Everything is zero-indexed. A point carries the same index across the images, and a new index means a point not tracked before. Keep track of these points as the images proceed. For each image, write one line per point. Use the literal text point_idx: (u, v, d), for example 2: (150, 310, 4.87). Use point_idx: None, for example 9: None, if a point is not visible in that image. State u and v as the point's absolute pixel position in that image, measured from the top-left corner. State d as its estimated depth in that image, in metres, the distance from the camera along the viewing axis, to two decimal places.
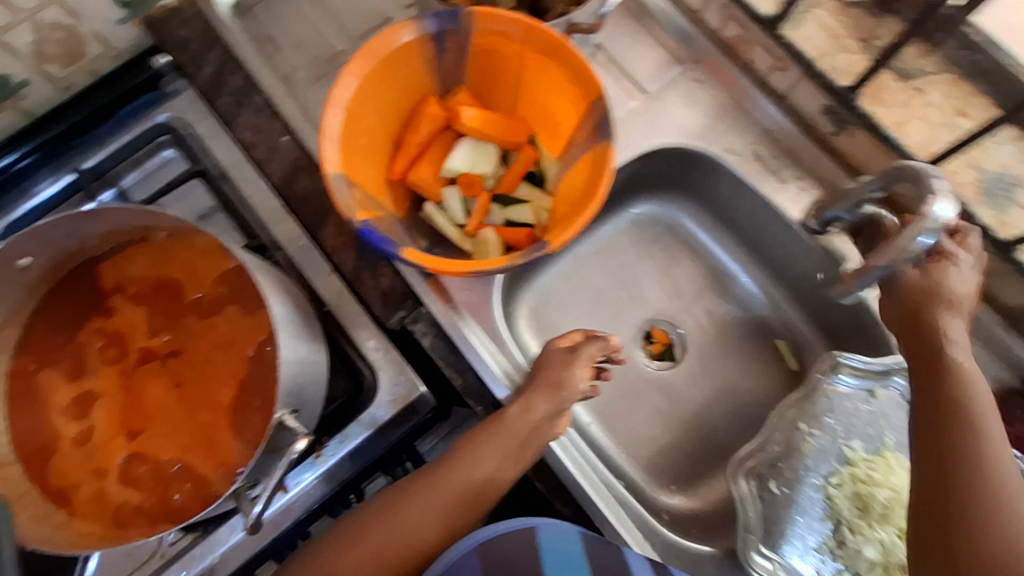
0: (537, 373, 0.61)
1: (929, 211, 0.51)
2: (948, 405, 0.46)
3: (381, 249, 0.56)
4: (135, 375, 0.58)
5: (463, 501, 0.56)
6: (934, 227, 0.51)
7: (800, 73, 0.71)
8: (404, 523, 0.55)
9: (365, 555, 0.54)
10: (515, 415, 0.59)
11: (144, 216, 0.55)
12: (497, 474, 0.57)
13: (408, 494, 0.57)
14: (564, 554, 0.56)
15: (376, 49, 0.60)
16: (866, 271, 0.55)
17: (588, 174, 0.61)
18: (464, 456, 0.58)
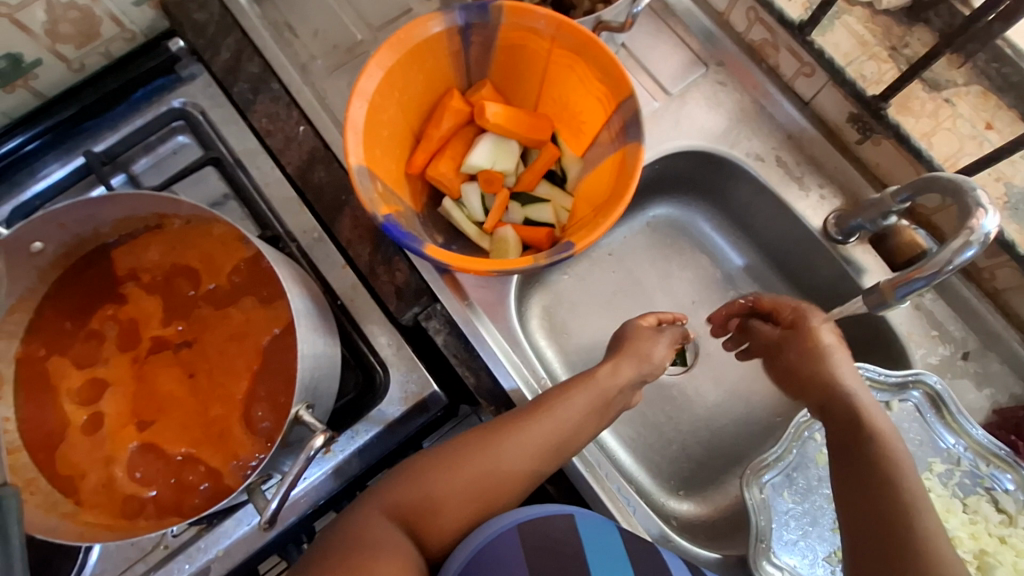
0: (627, 342, 0.68)
1: (976, 224, 0.50)
2: (861, 452, 0.55)
3: (403, 244, 0.54)
4: (147, 364, 0.56)
5: (555, 444, 0.60)
6: (980, 239, 0.50)
7: (826, 79, 0.69)
8: (503, 456, 0.58)
9: (465, 480, 0.56)
10: (606, 374, 0.64)
11: (163, 203, 0.54)
12: (585, 424, 0.62)
13: (506, 430, 0.59)
14: (603, 540, 0.57)
15: (403, 40, 0.58)
16: (905, 281, 0.54)
17: (615, 175, 0.60)
18: (559, 400, 0.62)
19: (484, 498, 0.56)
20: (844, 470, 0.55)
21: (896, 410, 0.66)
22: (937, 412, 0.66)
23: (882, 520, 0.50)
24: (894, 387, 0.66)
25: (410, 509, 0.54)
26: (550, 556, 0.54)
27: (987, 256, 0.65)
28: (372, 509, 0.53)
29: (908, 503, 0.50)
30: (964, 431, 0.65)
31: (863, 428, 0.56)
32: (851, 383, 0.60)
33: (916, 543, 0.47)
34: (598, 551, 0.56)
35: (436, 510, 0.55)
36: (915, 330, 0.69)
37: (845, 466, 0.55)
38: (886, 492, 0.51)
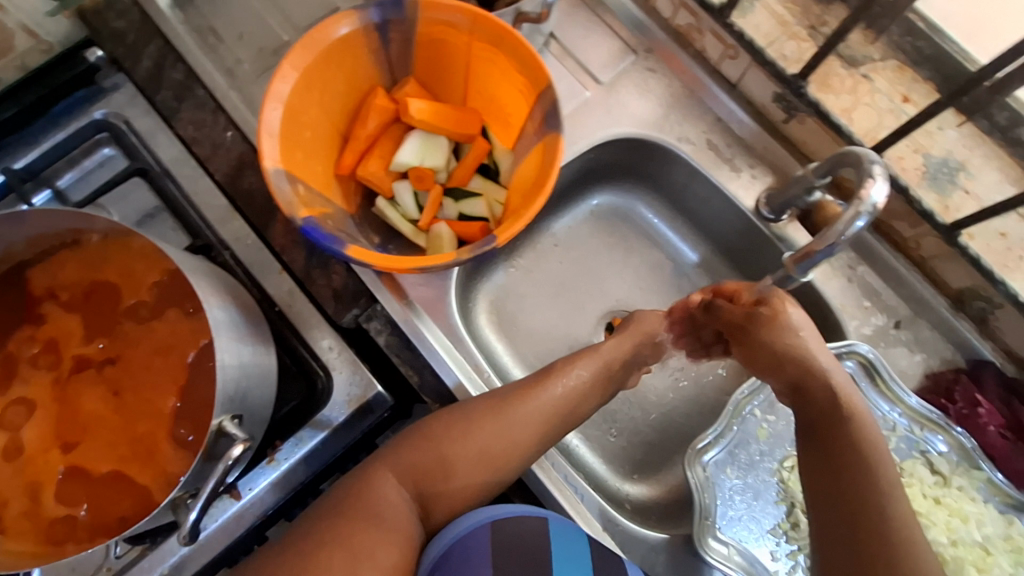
0: (633, 322, 0.70)
1: (865, 195, 0.50)
2: (834, 440, 0.55)
3: (325, 246, 0.55)
4: (69, 384, 0.55)
5: (562, 413, 0.61)
6: (869, 210, 0.50)
7: (750, 60, 0.70)
8: (513, 423, 0.58)
9: (479, 444, 0.57)
10: (612, 346, 0.66)
11: (75, 219, 0.53)
12: (589, 396, 0.64)
13: (517, 397, 0.60)
14: (570, 546, 0.56)
15: (317, 40, 0.57)
16: (807, 256, 0.54)
17: (539, 166, 0.60)
18: (566, 369, 0.63)
19: (495, 464, 0.57)
20: (821, 460, 0.55)
21: None
22: (872, 380, 0.67)
23: (856, 513, 0.50)
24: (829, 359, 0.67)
25: (420, 472, 0.55)
26: (520, 559, 0.52)
27: (911, 226, 0.67)
28: (383, 473, 0.55)
29: (881, 492, 0.50)
30: (900, 398, 0.66)
31: (835, 411, 0.56)
32: (824, 361, 0.59)
33: (889, 534, 0.48)
34: (564, 555, 0.55)
35: (448, 471, 0.56)
36: (848, 302, 0.70)
37: (820, 453, 0.55)
38: (859, 481, 0.51)
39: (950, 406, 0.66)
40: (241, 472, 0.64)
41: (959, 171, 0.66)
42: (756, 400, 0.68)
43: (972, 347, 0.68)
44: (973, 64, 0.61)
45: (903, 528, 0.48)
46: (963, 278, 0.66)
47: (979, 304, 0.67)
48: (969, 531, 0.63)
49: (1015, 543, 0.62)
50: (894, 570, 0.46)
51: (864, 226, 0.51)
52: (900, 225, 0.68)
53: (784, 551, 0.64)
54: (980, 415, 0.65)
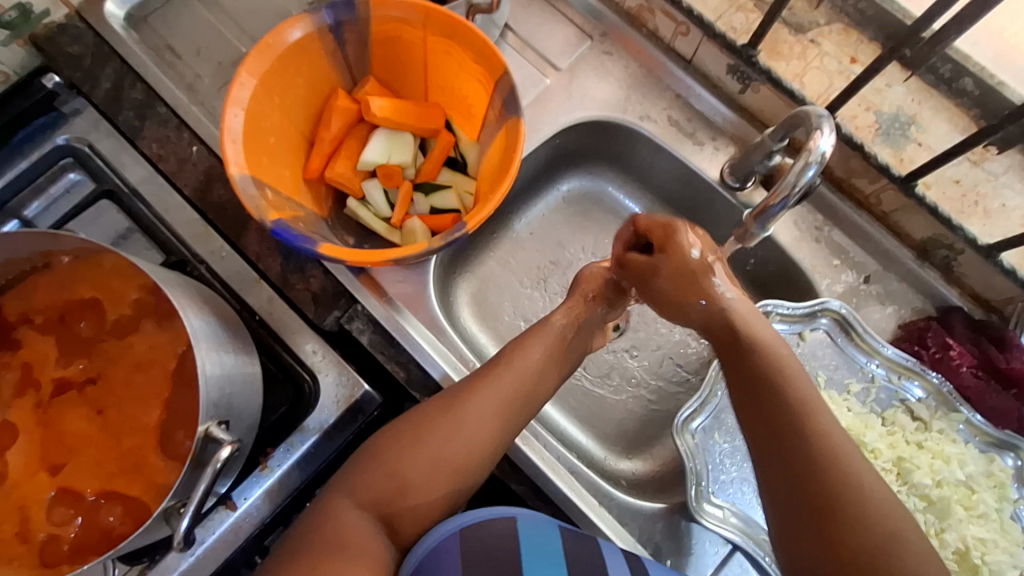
0: (581, 281, 0.68)
1: (813, 145, 0.52)
2: (771, 393, 0.50)
3: (296, 247, 0.55)
4: (51, 408, 0.55)
5: (520, 397, 0.59)
6: (818, 160, 0.52)
7: (701, 36, 0.71)
8: (466, 422, 0.56)
9: (432, 452, 0.55)
10: (560, 320, 0.65)
11: (44, 240, 0.53)
12: (546, 372, 0.62)
13: (468, 394, 0.58)
14: (544, 544, 0.53)
15: (271, 45, 0.58)
16: (765, 211, 0.56)
17: (503, 152, 0.61)
18: (517, 355, 0.62)
19: (454, 467, 0.55)
20: (759, 416, 0.50)
21: (809, 339, 0.69)
22: (847, 335, 0.68)
23: (801, 463, 0.46)
24: (804, 317, 0.68)
25: (379, 493, 0.53)
26: (486, 563, 0.50)
27: (871, 182, 0.69)
28: (344, 500, 0.52)
29: (824, 437, 0.47)
30: (876, 350, 0.68)
31: (761, 356, 0.52)
32: (730, 303, 0.56)
33: (840, 483, 0.45)
34: (537, 554, 0.51)
35: (404, 488, 0.53)
36: (818, 262, 0.72)
37: (758, 406, 0.50)
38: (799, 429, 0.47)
39: (923, 351, 0.68)
40: (234, 483, 0.64)
41: (911, 125, 0.68)
42: None
43: (940, 294, 0.70)
44: (910, 18, 0.66)
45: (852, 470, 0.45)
46: (924, 228, 0.68)
47: (943, 253, 0.68)
48: (952, 471, 0.63)
49: (997, 479, 0.62)
50: (841, 509, 0.44)
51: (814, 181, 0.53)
52: (861, 182, 0.70)
53: None
54: (952, 357, 0.67)
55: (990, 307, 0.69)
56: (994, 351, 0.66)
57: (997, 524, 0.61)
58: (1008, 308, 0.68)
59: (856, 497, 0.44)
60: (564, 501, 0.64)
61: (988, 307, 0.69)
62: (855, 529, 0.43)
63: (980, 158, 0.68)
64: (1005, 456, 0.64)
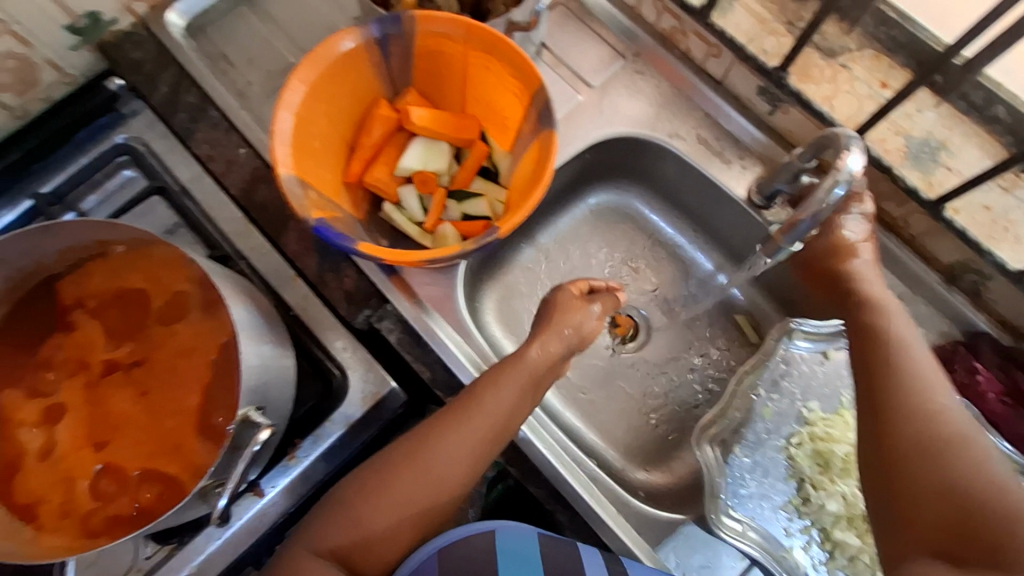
0: (555, 312, 0.62)
1: (842, 165, 0.54)
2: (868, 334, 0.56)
3: (336, 243, 0.58)
4: (100, 387, 0.58)
5: (489, 438, 0.57)
6: (846, 178, 0.53)
7: (733, 57, 0.73)
8: (432, 464, 0.56)
9: (396, 498, 0.55)
10: (536, 354, 0.60)
11: (102, 229, 0.56)
12: (517, 411, 0.59)
13: (432, 438, 0.57)
14: (522, 555, 0.57)
15: (322, 55, 0.62)
16: (792, 225, 0.58)
17: (535, 163, 0.64)
18: (482, 395, 0.58)
19: (421, 509, 0.55)
20: (857, 352, 0.56)
21: (834, 359, 0.69)
22: None
23: (874, 383, 0.51)
24: (829, 337, 0.68)
25: (340, 543, 0.53)
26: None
27: (899, 205, 0.69)
28: (303, 551, 0.53)
29: (903, 368, 0.51)
30: None
31: (864, 305, 0.59)
32: (866, 272, 0.62)
33: (908, 399, 0.48)
34: (514, 565, 0.56)
35: (365, 535, 0.54)
36: None
37: (859, 341, 0.56)
38: (885, 359, 0.52)
39: (952, 375, 0.66)
40: (263, 471, 0.67)
41: (940, 150, 0.68)
42: (760, 379, 0.69)
43: (968, 319, 0.70)
44: (941, 45, 0.65)
45: (921, 394, 0.48)
46: (953, 252, 0.68)
47: (972, 278, 0.68)
48: None
49: None
50: (906, 416, 0.48)
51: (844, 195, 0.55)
52: (889, 205, 0.70)
53: (798, 526, 0.65)
54: (979, 383, 0.66)
55: (1019, 333, 0.68)
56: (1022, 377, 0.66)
57: None
58: None
59: (915, 413, 0.47)
60: (583, 507, 0.64)
61: (1018, 334, 0.68)
62: (900, 438, 0.47)
63: (1011, 184, 0.67)
64: None
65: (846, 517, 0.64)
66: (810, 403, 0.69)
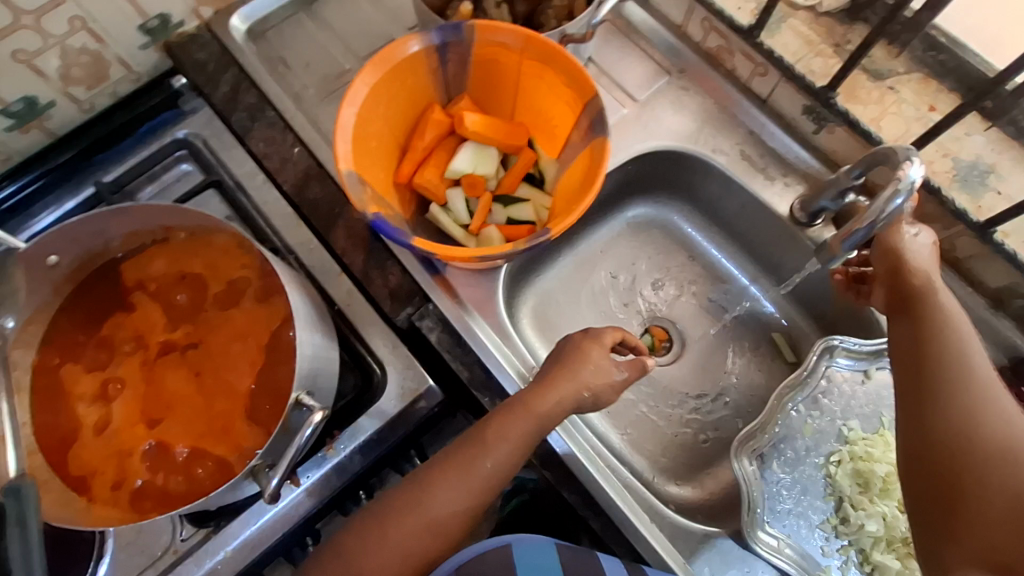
0: (576, 366, 0.61)
1: (903, 174, 0.54)
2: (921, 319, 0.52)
3: (392, 238, 0.59)
4: (155, 366, 0.60)
5: (486, 490, 0.57)
6: (908, 188, 0.54)
7: (779, 77, 0.74)
8: (428, 513, 0.56)
9: (394, 546, 0.55)
10: (543, 404, 0.59)
11: (169, 215, 0.59)
12: (517, 462, 0.59)
13: (431, 486, 0.57)
14: (539, 565, 0.58)
15: (386, 58, 0.64)
16: (850, 232, 0.58)
17: (586, 169, 0.65)
18: (479, 445, 0.58)
19: (418, 557, 0.56)
20: (904, 334, 0.53)
21: (874, 379, 0.69)
22: None
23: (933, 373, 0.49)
24: (873, 356, 0.67)
25: None
26: None
27: (945, 228, 0.69)
28: None
29: (963, 358, 0.49)
30: None
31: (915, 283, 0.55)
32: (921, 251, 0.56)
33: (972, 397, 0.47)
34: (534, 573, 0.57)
35: None
36: None
37: (908, 321, 0.53)
38: (937, 346, 0.50)
39: None
40: (301, 460, 0.68)
41: (990, 174, 0.68)
42: (799, 397, 0.68)
43: (1014, 345, 0.69)
44: (992, 70, 0.67)
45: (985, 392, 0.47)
46: (1001, 276, 0.67)
47: (1019, 302, 0.68)
48: None
49: None
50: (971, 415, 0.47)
51: (904, 205, 0.55)
52: (934, 227, 0.70)
53: (835, 545, 0.64)
54: None
55: None
56: None
57: None
58: None
59: (977, 414, 0.46)
60: (617, 515, 0.63)
61: None
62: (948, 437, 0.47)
63: None
64: None
65: (885, 538, 0.63)
66: (850, 422, 0.68)
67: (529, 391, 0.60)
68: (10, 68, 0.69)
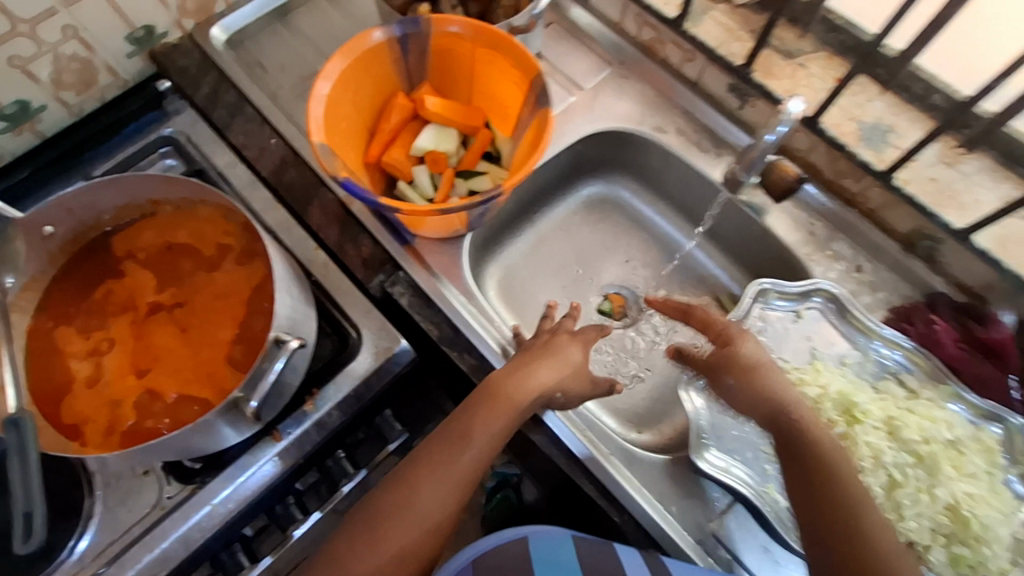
0: (550, 350, 0.69)
1: (784, 108, 0.69)
2: (825, 487, 0.57)
3: (361, 198, 0.66)
4: (145, 323, 0.65)
5: (474, 473, 0.61)
6: (787, 119, 0.69)
7: (706, 61, 0.84)
8: (420, 510, 0.58)
9: (388, 547, 0.56)
10: (517, 388, 0.64)
11: (156, 187, 0.65)
12: (502, 441, 0.63)
13: (421, 480, 0.59)
14: (555, 560, 0.61)
15: (352, 48, 0.72)
16: (747, 161, 0.78)
17: (534, 139, 0.73)
18: (466, 431, 0.62)
19: (416, 558, 0.57)
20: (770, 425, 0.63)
21: (804, 317, 0.77)
22: (839, 313, 0.76)
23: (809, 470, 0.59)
24: (799, 296, 0.77)
25: None
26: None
27: (857, 181, 0.78)
28: None
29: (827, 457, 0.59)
30: (873, 331, 0.75)
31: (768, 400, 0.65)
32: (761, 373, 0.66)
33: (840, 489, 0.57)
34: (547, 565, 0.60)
35: None
36: (812, 251, 0.80)
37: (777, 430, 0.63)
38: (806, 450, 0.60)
39: (912, 328, 0.74)
40: (282, 416, 0.72)
41: (890, 132, 0.77)
42: None
43: (926, 282, 0.77)
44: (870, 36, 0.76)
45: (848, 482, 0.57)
46: (908, 221, 0.76)
47: (926, 244, 0.76)
48: (941, 431, 0.69)
49: (985, 444, 0.68)
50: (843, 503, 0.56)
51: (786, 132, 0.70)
52: (848, 182, 0.79)
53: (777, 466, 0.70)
54: (937, 332, 0.73)
55: (973, 293, 0.75)
56: (973, 325, 0.73)
57: (988, 484, 0.66)
58: (989, 294, 0.73)
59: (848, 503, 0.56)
60: (580, 450, 0.69)
61: (971, 294, 0.75)
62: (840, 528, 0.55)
63: (953, 160, 0.76)
64: (992, 425, 0.70)
65: None
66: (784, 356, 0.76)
67: (502, 375, 0.65)
68: (7, 74, 0.75)
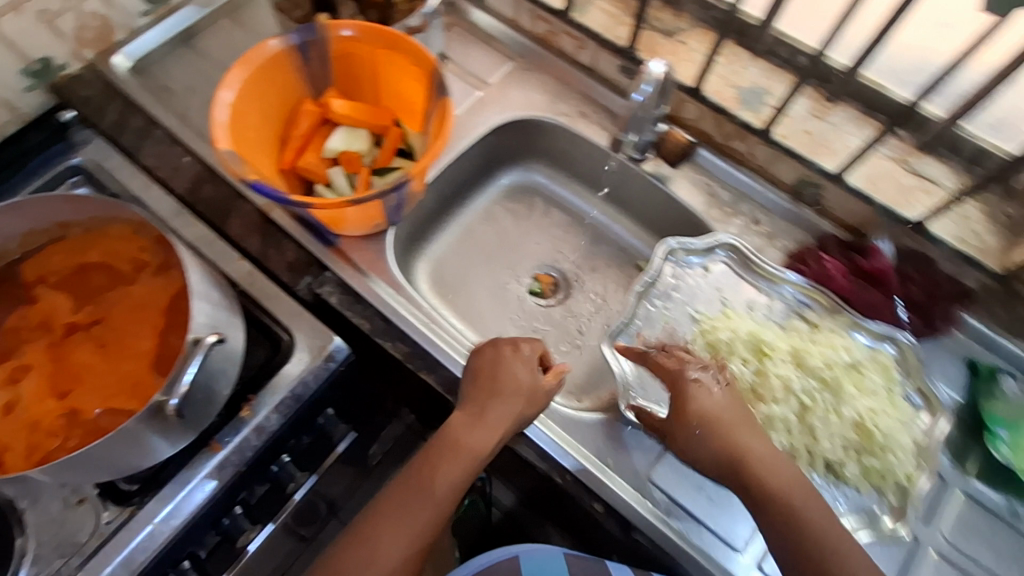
0: (499, 372, 0.68)
1: (647, 69, 0.77)
2: (775, 508, 0.61)
3: (273, 197, 0.68)
4: (63, 344, 0.64)
5: (440, 518, 0.64)
6: (651, 80, 0.77)
7: (596, 47, 0.91)
8: (382, 557, 0.61)
9: None
10: (477, 438, 0.66)
11: (60, 209, 0.64)
12: (467, 484, 0.66)
13: (384, 530, 0.62)
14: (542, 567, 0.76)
15: (251, 58, 0.74)
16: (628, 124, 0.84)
17: (438, 128, 0.75)
18: (431, 482, 0.64)
19: None
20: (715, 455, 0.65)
21: (713, 270, 0.83)
22: (744, 264, 0.82)
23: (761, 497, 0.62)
24: (705, 251, 0.83)
25: None
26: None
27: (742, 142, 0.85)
28: None
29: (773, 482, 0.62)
30: (778, 277, 0.81)
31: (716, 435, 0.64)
32: (707, 407, 0.66)
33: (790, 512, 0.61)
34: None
35: None
36: (713, 210, 0.87)
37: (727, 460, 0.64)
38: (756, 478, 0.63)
39: (806, 269, 0.82)
40: (218, 426, 0.72)
41: (766, 95, 0.84)
42: (653, 293, 0.81)
43: (815, 225, 0.85)
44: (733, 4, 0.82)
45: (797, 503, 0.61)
46: (793, 172, 0.84)
47: (812, 191, 0.84)
48: (839, 355, 0.75)
49: (880, 363, 0.75)
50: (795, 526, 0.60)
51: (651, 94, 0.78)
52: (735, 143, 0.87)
53: None
54: (827, 267, 0.81)
55: (856, 231, 0.83)
56: (857, 257, 0.81)
57: (886, 398, 0.73)
58: (868, 229, 0.82)
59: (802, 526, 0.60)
60: None
61: (854, 231, 0.83)
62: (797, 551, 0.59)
63: (822, 113, 0.82)
64: (886, 346, 0.76)
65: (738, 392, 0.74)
66: (698, 307, 0.81)
67: (460, 424, 0.67)
68: None
